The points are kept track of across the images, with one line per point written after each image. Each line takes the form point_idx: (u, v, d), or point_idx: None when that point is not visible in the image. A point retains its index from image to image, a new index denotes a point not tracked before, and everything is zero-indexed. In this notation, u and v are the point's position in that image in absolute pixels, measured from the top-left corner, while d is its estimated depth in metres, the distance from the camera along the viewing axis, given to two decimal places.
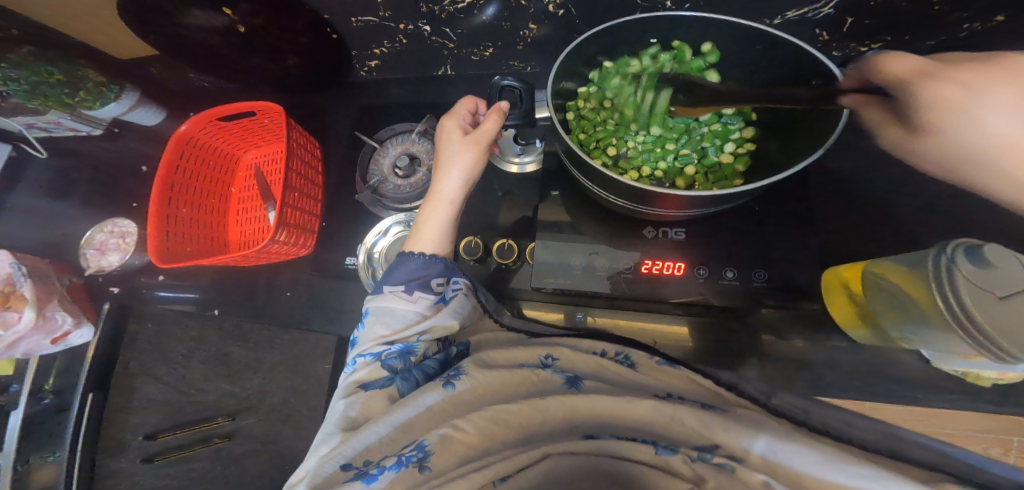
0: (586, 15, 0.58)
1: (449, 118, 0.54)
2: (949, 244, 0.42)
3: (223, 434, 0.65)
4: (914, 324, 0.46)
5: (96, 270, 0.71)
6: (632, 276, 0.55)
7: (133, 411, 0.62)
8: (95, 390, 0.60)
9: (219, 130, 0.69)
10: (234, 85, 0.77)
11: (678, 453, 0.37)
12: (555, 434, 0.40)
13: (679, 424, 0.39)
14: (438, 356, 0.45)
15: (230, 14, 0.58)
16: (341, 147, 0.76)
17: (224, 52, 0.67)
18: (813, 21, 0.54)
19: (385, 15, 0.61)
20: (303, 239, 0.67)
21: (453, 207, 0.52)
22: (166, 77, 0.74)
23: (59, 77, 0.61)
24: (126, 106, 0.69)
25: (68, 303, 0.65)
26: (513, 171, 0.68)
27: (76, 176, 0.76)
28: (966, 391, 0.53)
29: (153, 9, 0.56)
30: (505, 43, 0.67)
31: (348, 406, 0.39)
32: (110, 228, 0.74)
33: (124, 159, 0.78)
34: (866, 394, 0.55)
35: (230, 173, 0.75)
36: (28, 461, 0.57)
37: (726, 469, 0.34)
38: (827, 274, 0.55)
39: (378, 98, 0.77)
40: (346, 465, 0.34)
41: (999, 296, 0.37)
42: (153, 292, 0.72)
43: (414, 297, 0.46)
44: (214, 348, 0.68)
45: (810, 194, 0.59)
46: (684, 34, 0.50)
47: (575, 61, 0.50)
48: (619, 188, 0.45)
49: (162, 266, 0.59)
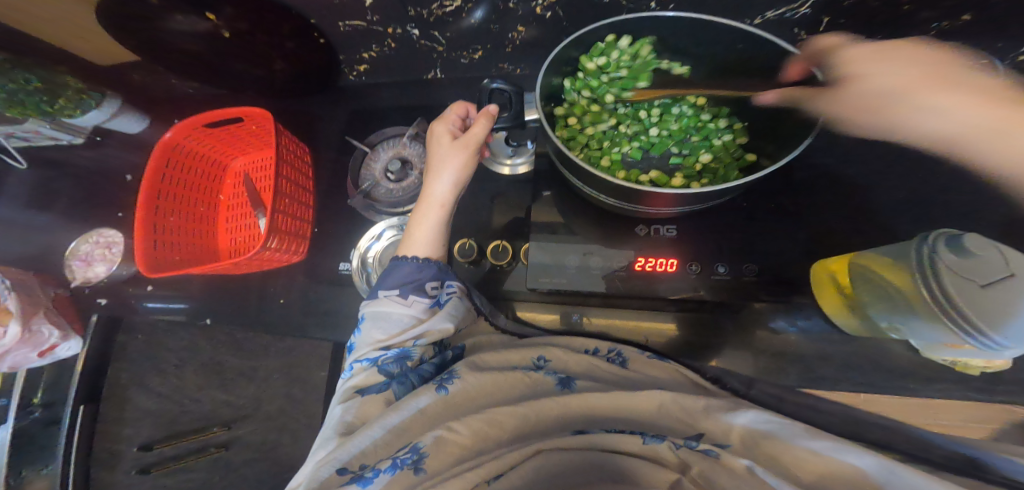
0: (573, 16, 0.59)
1: (439, 122, 0.54)
2: (932, 234, 0.43)
3: (221, 443, 0.65)
4: (903, 314, 0.47)
5: (82, 281, 0.70)
6: (625, 274, 0.55)
7: (127, 423, 0.60)
8: (85, 403, 0.58)
9: (205, 137, 0.68)
10: (220, 91, 0.76)
11: (665, 441, 0.38)
12: (546, 430, 0.40)
13: (667, 413, 0.40)
14: (434, 360, 0.44)
15: (214, 19, 0.57)
16: (331, 152, 0.76)
17: (210, 59, 0.66)
18: (790, 21, 0.55)
19: (373, 19, 0.61)
20: (296, 245, 0.66)
21: (445, 210, 0.52)
22: (149, 84, 0.72)
23: (38, 84, 0.60)
24: (107, 113, 0.69)
25: (54, 316, 0.64)
26: (505, 172, 0.69)
27: (59, 187, 0.74)
28: (951, 378, 0.55)
29: (134, 16, 0.55)
30: (494, 45, 0.67)
31: (343, 411, 0.39)
32: (96, 239, 0.73)
33: (108, 169, 0.76)
34: (856, 385, 0.56)
35: (218, 181, 0.74)
36: (21, 475, 0.57)
37: (711, 456, 0.36)
38: (815, 266, 0.56)
39: (368, 101, 0.77)
40: (341, 469, 0.34)
41: (980, 285, 0.38)
42: (141, 303, 0.71)
43: (409, 301, 0.46)
44: (206, 358, 0.68)
45: (798, 190, 0.60)
46: (668, 36, 0.51)
47: (564, 59, 0.50)
48: (609, 187, 0.45)
49: (151, 276, 0.58)
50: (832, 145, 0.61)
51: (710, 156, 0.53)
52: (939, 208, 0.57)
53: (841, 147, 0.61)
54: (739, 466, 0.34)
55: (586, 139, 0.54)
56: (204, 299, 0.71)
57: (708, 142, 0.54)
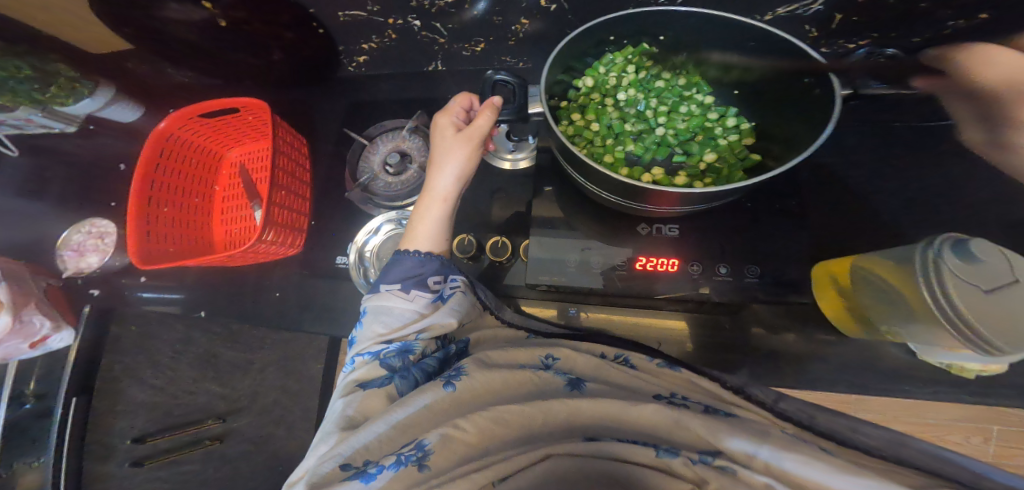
0: (578, 10, 0.58)
1: (442, 115, 0.53)
2: (936, 240, 0.43)
3: (215, 435, 0.65)
4: (901, 318, 0.47)
5: (74, 272, 0.69)
6: (626, 272, 0.55)
7: (119, 414, 0.59)
8: (78, 394, 0.55)
9: (202, 126, 0.67)
10: (216, 80, 0.75)
11: (679, 456, 0.36)
12: (554, 434, 0.39)
13: (683, 428, 0.39)
14: (437, 354, 0.44)
15: (211, 8, 0.56)
16: (329, 144, 0.75)
17: (206, 47, 0.65)
18: (803, 17, 0.54)
19: (374, 9, 0.59)
20: (293, 238, 0.65)
21: (447, 204, 0.51)
22: (143, 72, 0.71)
23: (27, 73, 0.58)
24: (101, 102, 0.67)
25: (46, 306, 0.62)
26: (506, 168, 0.68)
27: (50, 176, 0.73)
28: (947, 381, 0.55)
29: (128, 2, 0.54)
30: (496, 38, 0.66)
31: (345, 405, 0.39)
32: (88, 229, 0.71)
33: (101, 157, 0.75)
34: (853, 387, 0.56)
35: (214, 171, 0.73)
36: (13, 466, 0.57)
37: (729, 473, 0.35)
38: (817, 269, 0.56)
39: (368, 93, 0.76)
40: (345, 464, 0.34)
41: (985, 290, 0.38)
42: (135, 293, 0.69)
43: (411, 295, 0.46)
44: (201, 350, 0.68)
45: (801, 190, 0.60)
46: (675, 30, 0.50)
47: (572, 52, 0.49)
48: (615, 186, 0.45)
49: (145, 268, 0.57)
50: (835, 145, 0.61)
51: (714, 155, 0.53)
52: (940, 211, 0.57)
53: (845, 148, 0.61)
54: (759, 484, 0.33)
55: (591, 132, 0.53)
56: (200, 293, 0.70)
57: (714, 142, 0.54)
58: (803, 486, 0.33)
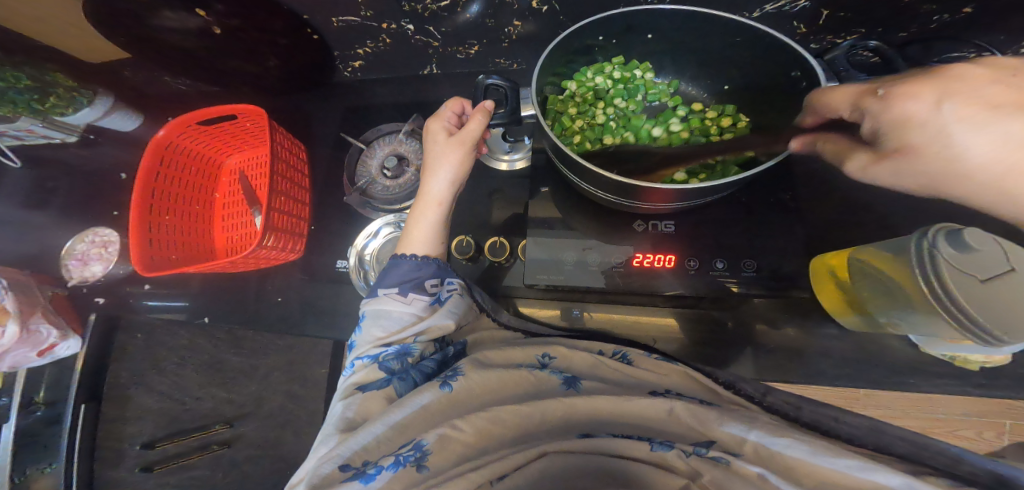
0: (569, 10, 0.58)
1: (434, 119, 0.53)
2: (929, 229, 0.43)
3: (222, 441, 0.66)
4: (903, 309, 0.47)
5: (79, 281, 0.69)
6: (624, 270, 0.55)
7: (128, 421, 0.63)
8: (87, 401, 0.61)
9: (200, 134, 0.68)
10: (214, 88, 0.75)
11: (674, 449, 0.37)
12: (550, 433, 0.40)
13: (678, 421, 0.40)
14: (435, 356, 0.44)
15: (205, 15, 0.57)
16: (327, 149, 0.75)
17: (202, 56, 0.65)
18: (790, 14, 0.54)
19: (366, 14, 0.60)
20: (292, 242, 0.66)
21: (443, 207, 0.52)
22: (141, 81, 0.71)
23: (27, 83, 0.59)
24: (99, 112, 0.67)
25: (52, 315, 0.63)
26: (503, 169, 0.68)
27: (54, 186, 0.74)
28: (951, 373, 0.55)
29: (124, 12, 0.55)
30: (489, 40, 0.66)
31: (344, 407, 0.39)
32: (92, 238, 0.73)
33: (102, 167, 0.75)
34: (857, 381, 0.56)
35: (214, 178, 0.74)
36: (26, 473, 0.58)
37: (721, 463, 0.35)
38: (816, 260, 0.56)
39: (363, 98, 0.76)
40: (344, 465, 0.34)
41: (980, 280, 0.38)
42: (140, 301, 0.68)
43: (408, 298, 0.46)
44: (207, 355, 0.69)
45: (797, 185, 0.60)
46: (668, 28, 0.50)
47: (560, 56, 0.50)
48: (608, 184, 0.45)
49: (147, 275, 0.57)
50: None
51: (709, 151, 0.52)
52: (937, 203, 0.57)
53: None
54: (751, 473, 0.33)
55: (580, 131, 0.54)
56: (202, 299, 0.69)
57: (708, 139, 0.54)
58: (790, 469, 0.33)
